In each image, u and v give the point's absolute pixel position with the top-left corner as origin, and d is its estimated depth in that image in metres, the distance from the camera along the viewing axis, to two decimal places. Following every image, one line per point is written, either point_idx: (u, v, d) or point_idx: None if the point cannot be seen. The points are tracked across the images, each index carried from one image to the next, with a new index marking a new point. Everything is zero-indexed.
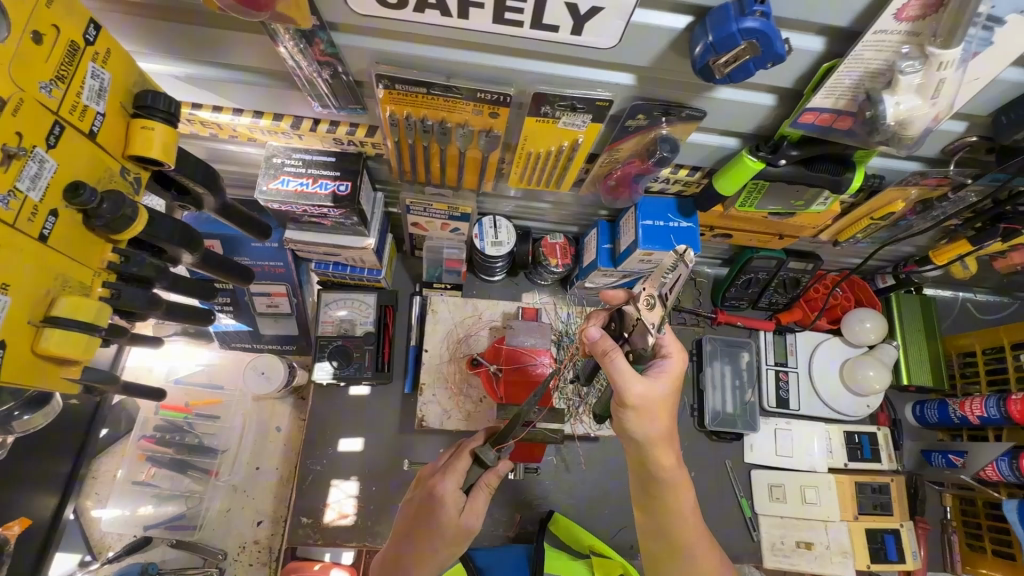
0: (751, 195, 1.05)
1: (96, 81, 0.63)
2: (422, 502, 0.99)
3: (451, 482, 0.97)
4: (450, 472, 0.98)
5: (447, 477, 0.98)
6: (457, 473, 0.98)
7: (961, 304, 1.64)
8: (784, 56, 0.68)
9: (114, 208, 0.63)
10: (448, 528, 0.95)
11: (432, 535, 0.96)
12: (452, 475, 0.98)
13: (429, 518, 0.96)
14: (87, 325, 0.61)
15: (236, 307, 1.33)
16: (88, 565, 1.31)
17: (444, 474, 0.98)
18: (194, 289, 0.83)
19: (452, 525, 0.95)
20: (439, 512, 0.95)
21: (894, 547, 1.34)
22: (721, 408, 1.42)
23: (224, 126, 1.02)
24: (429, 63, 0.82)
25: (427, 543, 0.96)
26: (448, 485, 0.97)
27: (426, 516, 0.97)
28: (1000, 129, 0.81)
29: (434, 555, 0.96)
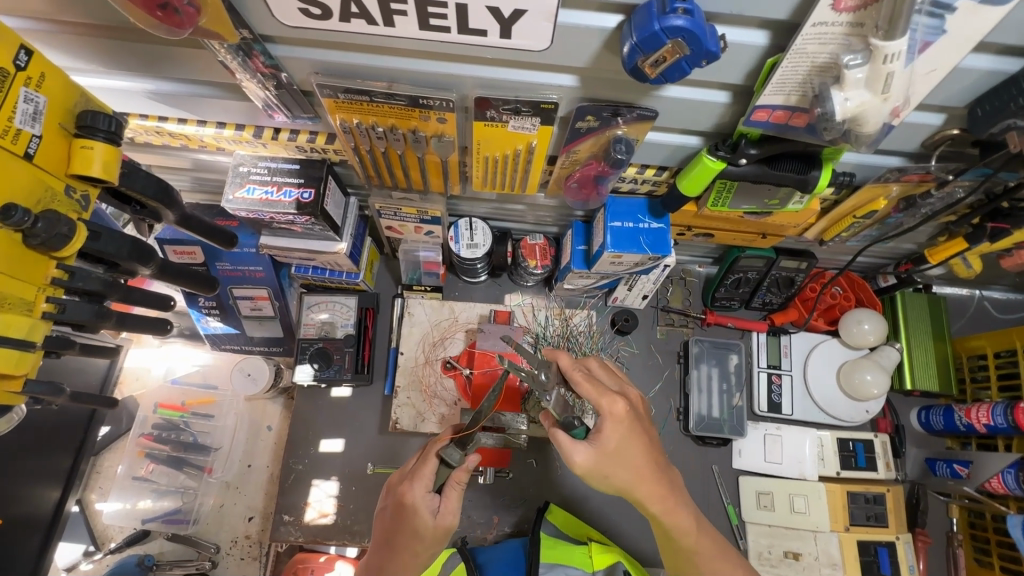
0: (720, 195, 0.99)
1: (29, 105, 0.67)
2: (394, 511, 0.93)
3: (420, 487, 0.92)
4: (418, 479, 0.92)
5: (415, 484, 0.92)
6: (424, 479, 0.93)
7: (977, 303, 1.53)
8: (717, 54, 0.64)
9: (48, 227, 0.67)
10: (426, 531, 0.90)
11: (411, 541, 0.91)
12: (420, 481, 0.92)
13: (405, 526, 0.91)
14: (20, 342, 0.67)
15: (222, 311, 1.37)
16: (93, 554, 1.39)
17: (411, 482, 0.92)
18: (147, 299, 0.89)
19: (427, 528, 0.90)
20: (413, 519, 0.90)
21: (889, 561, 1.27)
22: (707, 413, 1.38)
23: (191, 137, 1.05)
24: (369, 70, 0.82)
25: (407, 549, 0.91)
26: (417, 491, 0.91)
27: (403, 524, 0.91)
28: (976, 122, 0.75)
29: (417, 557, 0.92)
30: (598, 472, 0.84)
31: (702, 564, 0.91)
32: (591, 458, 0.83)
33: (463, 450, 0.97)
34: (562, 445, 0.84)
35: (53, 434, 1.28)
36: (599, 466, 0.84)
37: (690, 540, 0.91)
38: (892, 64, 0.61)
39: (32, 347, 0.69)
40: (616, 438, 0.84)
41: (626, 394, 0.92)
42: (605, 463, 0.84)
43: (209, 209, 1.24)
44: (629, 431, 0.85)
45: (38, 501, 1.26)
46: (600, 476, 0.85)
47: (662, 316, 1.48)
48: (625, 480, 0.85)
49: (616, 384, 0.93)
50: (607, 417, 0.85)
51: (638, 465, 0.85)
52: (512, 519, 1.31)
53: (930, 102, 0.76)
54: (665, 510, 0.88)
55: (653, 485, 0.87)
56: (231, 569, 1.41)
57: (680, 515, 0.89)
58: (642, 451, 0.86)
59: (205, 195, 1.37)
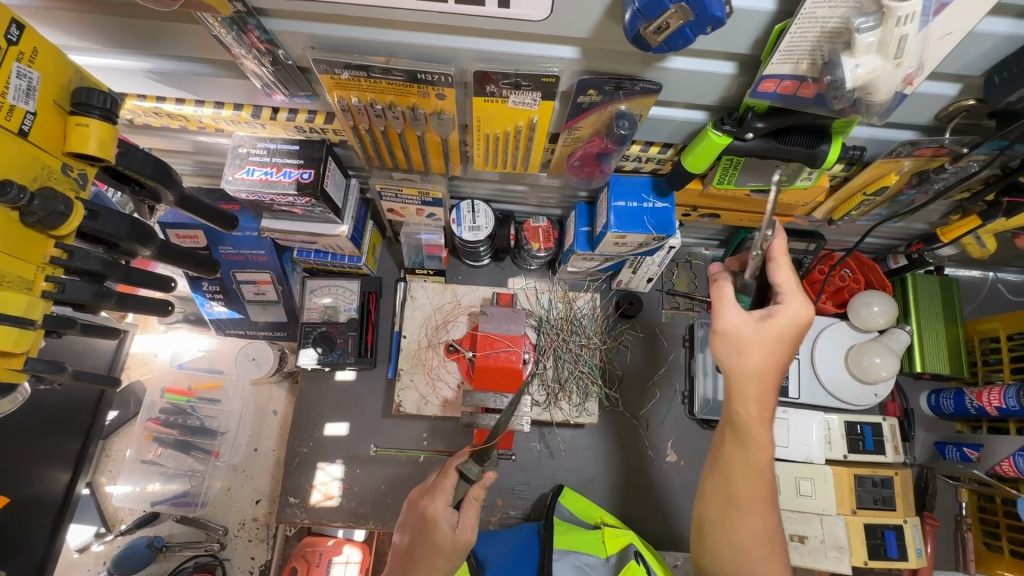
0: (726, 172, 0.97)
1: (23, 81, 0.66)
2: (414, 523, 0.94)
3: (442, 501, 0.93)
4: (439, 492, 0.94)
5: (436, 497, 0.93)
6: (446, 491, 0.94)
7: (990, 286, 1.50)
8: (722, 20, 0.62)
9: (45, 204, 0.66)
10: (445, 545, 0.90)
11: (432, 555, 0.90)
12: (442, 494, 0.93)
13: (425, 538, 0.91)
14: (18, 319, 0.67)
15: (226, 295, 1.37)
16: (104, 536, 1.41)
17: (433, 494, 0.93)
18: (148, 279, 0.89)
19: (449, 541, 0.90)
20: (433, 531, 0.90)
21: (895, 544, 1.26)
22: (711, 397, 1.34)
23: (190, 118, 1.04)
24: (366, 44, 0.80)
25: (427, 565, 0.90)
26: (439, 504, 0.92)
27: (423, 537, 0.91)
28: (993, 90, 0.72)
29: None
30: (732, 342, 0.80)
31: (743, 509, 0.79)
32: (759, 334, 0.79)
33: (483, 464, 0.96)
34: (720, 300, 0.82)
35: (61, 417, 1.29)
36: (739, 344, 0.79)
37: (756, 489, 0.79)
38: (905, 26, 0.59)
39: (31, 325, 0.68)
40: (784, 329, 0.78)
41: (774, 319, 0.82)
42: (744, 341, 0.79)
43: (211, 192, 1.24)
44: (781, 340, 0.79)
45: (48, 483, 1.27)
46: (728, 347, 0.80)
47: (667, 299, 1.46)
48: (739, 371, 0.79)
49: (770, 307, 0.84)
50: (788, 313, 0.78)
51: (758, 366, 0.78)
52: (516, 501, 1.31)
53: (943, 72, 0.73)
54: (755, 437, 0.79)
55: (757, 409, 0.79)
56: (239, 550, 1.43)
57: (764, 457, 0.80)
58: (765, 360, 0.78)
59: (206, 179, 1.36)
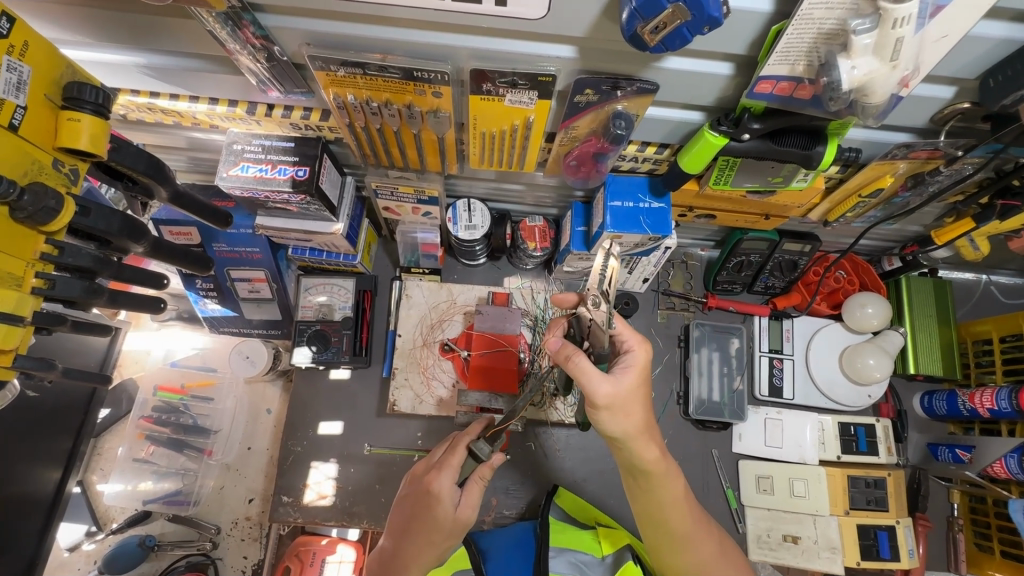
0: (722, 172, 0.97)
1: (12, 74, 0.65)
2: (418, 497, 0.93)
3: (448, 478, 0.91)
4: (446, 468, 0.92)
5: (442, 474, 0.91)
6: (453, 468, 0.92)
7: (983, 288, 1.51)
8: (719, 20, 0.62)
9: (34, 200, 0.65)
10: (445, 523, 0.90)
11: (431, 531, 0.90)
12: (448, 471, 0.91)
13: (428, 515, 0.90)
14: (7, 315, 0.66)
15: (220, 293, 1.36)
16: (95, 534, 1.40)
17: (439, 471, 0.91)
18: (141, 276, 0.89)
19: (450, 520, 0.90)
20: (436, 509, 0.89)
21: (888, 545, 1.27)
22: (706, 397, 1.37)
23: (184, 113, 1.03)
24: (361, 42, 0.80)
25: (425, 538, 0.91)
26: (444, 482, 0.90)
27: (423, 513, 0.91)
28: (988, 93, 0.73)
29: (433, 549, 0.92)
30: (613, 408, 0.83)
31: (683, 527, 0.93)
32: (615, 392, 0.82)
33: (492, 445, 0.95)
34: (588, 373, 0.81)
35: (52, 414, 1.28)
36: (617, 402, 0.82)
37: (674, 504, 0.92)
38: (902, 28, 0.59)
39: (21, 322, 0.68)
40: (634, 380, 0.84)
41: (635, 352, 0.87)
42: (619, 403, 0.83)
43: (205, 189, 1.23)
44: (640, 380, 0.85)
45: (38, 481, 1.26)
46: (611, 413, 0.83)
47: (663, 299, 1.47)
48: (625, 428, 0.84)
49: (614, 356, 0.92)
50: (634, 363, 0.85)
51: (636, 416, 0.84)
52: (511, 501, 1.31)
53: (939, 74, 0.73)
54: (657, 470, 0.89)
55: (647, 446, 0.87)
56: (232, 550, 1.42)
57: (668, 485, 0.91)
58: (640, 408, 0.85)
59: (200, 176, 1.35)
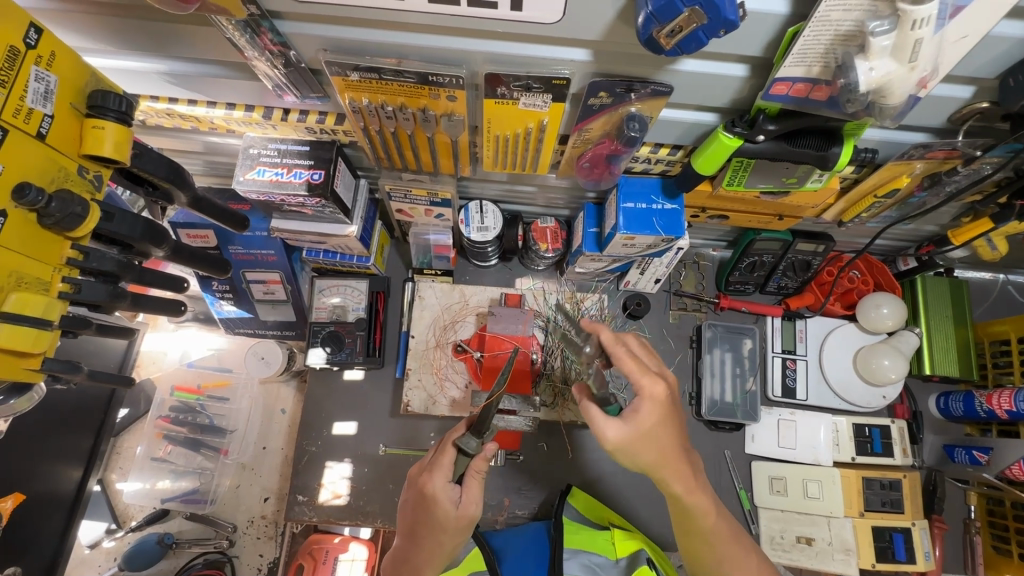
0: (736, 173, 0.97)
1: (40, 84, 0.67)
2: (416, 501, 0.93)
3: (441, 479, 0.91)
4: (437, 469, 0.91)
5: (434, 476, 0.91)
6: (444, 470, 0.92)
7: (1001, 288, 1.49)
8: (736, 23, 0.62)
9: (62, 206, 0.67)
10: (448, 523, 0.90)
11: (436, 532, 0.91)
12: (439, 472, 0.91)
13: (429, 517, 0.91)
14: (36, 320, 0.67)
15: (235, 295, 1.38)
16: (114, 532, 1.43)
17: (431, 473, 0.91)
18: (162, 279, 0.90)
19: (450, 520, 0.90)
20: (434, 510, 0.90)
21: (903, 547, 1.26)
22: (719, 398, 1.36)
23: (202, 119, 1.04)
24: (377, 47, 0.81)
25: (432, 540, 0.92)
26: (437, 483, 0.90)
27: (425, 516, 0.91)
28: (1007, 93, 0.72)
29: (442, 549, 0.92)
30: (628, 450, 0.78)
31: (715, 544, 0.89)
32: (629, 435, 0.77)
33: (481, 437, 0.93)
34: (594, 418, 0.78)
35: (72, 414, 1.30)
36: (633, 443, 0.77)
37: (707, 521, 0.86)
38: (920, 30, 0.59)
39: (49, 327, 0.69)
40: (653, 417, 0.77)
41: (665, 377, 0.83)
42: (634, 445, 0.78)
43: (221, 192, 1.24)
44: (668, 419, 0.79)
45: (60, 480, 1.28)
46: (626, 454, 0.78)
47: (675, 299, 1.46)
48: (645, 466, 0.80)
49: (653, 364, 0.85)
50: (645, 396, 0.78)
51: (658, 456, 0.79)
52: (523, 502, 1.32)
53: (957, 74, 0.73)
54: (690, 500, 0.84)
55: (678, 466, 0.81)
56: (248, 547, 1.44)
57: (705, 514, 0.85)
58: (667, 445, 0.79)
59: (215, 179, 1.37)
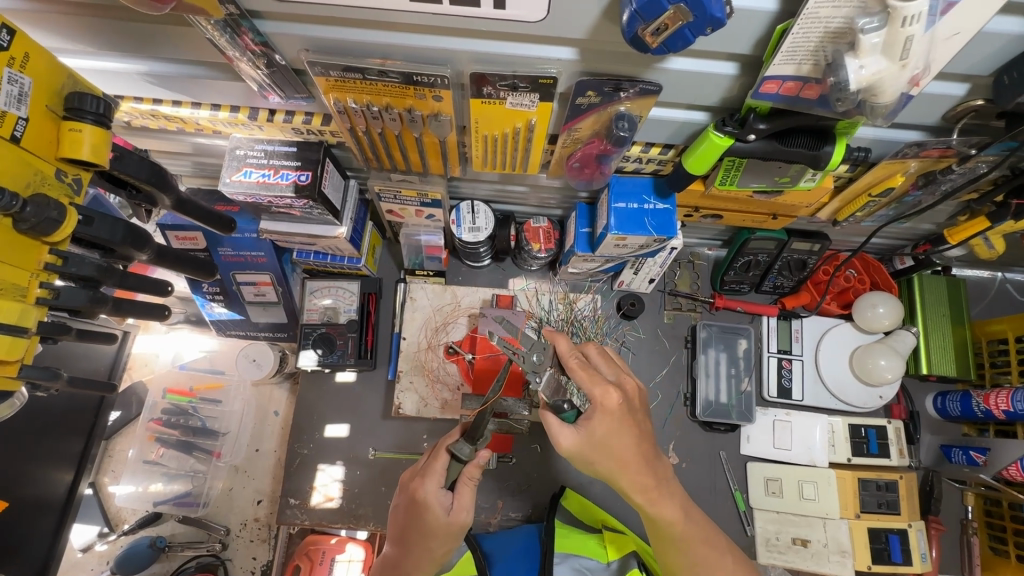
0: (728, 173, 0.95)
1: (13, 86, 0.66)
2: (407, 506, 0.93)
3: (433, 484, 0.91)
4: (430, 475, 0.91)
5: (427, 481, 0.91)
6: (437, 474, 0.91)
7: (999, 286, 1.47)
8: (723, 21, 0.60)
9: (36, 211, 0.66)
10: (439, 529, 0.89)
11: (426, 538, 0.90)
12: (432, 477, 0.91)
13: (420, 522, 0.90)
14: (11, 327, 0.66)
15: (226, 297, 1.37)
16: (107, 535, 1.42)
17: (423, 478, 0.91)
18: (146, 282, 0.89)
19: (442, 525, 0.89)
20: (426, 515, 0.89)
21: (900, 548, 1.25)
22: (714, 398, 1.35)
23: (187, 119, 1.03)
24: (360, 46, 0.79)
25: (422, 546, 0.90)
26: (429, 488, 0.90)
27: (416, 521, 0.91)
28: (1002, 90, 0.71)
29: (432, 556, 0.91)
30: (585, 454, 0.82)
31: (692, 555, 0.88)
32: (581, 442, 0.81)
33: (476, 444, 0.93)
34: (550, 426, 0.82)
35: (63, 418, 1.30)
36: (586, 451, 0.81)
37: (675, 530, 0.87)
38: (912, 27, 0.58)
39: (25, 333, 0.68)
40: (605, 426, 0.81)
41: (622, 384, 0.87)
42: (590, 450, 0.82)
43: (209, 194, 1.23)
44: (622, 427, 0.82)
45: (51, 484, 1.28)
46: (583, 458, 0.83)
47: (670, 299, 1.45)
48: (605, 470, 0.83)
49: (612, 373, 0.88)
50: (598, 406, 0.82)
51: (615, 461, 0.82)
52: (516, 504, 1.31)
53: (951, 71, 0.72)
54: (653, 504, 0.85)
55: (638, 476, 0.83)
56: (241, 550, 1.43)
57: (670, 515, 0.86)
58: (625, 451, 0.82)
59: (204, 180, 1.36)
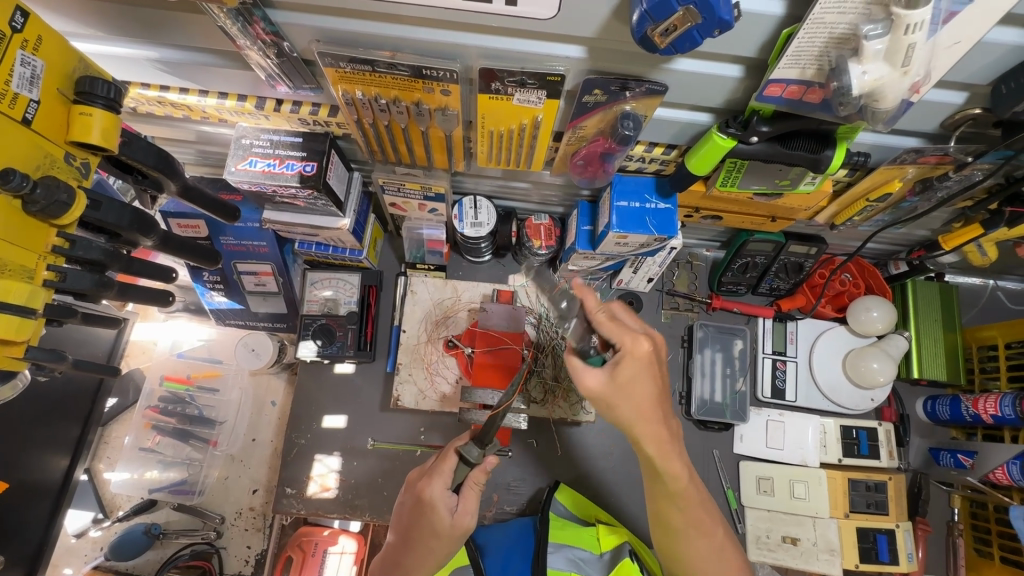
0: (730, 174, 0.97)
1: (27, 69, 0.66)
2: (412, 505, 0.93)
3: (440, 485, 0.92)
4: (437, 475, 0.92)
5: (434, 481, 0.92)
6: (443, 476, 0.93)
7: (990, 293, 1.50)
8: (730, 24, 0.61)
9: (46, 194, 0.66)
10: (441, 531, 0.90)
11: (428, 538, 0.91)
12: (439, 478, 0.92)
13: (423, 522, 0.91)
14: (20, 308, 0.67)
15: (226, 286, 1.37)
16: (102, 521, 1.42)
17: (430, 478, 0.92)
18: (153, 269, 0.91)
19: (447, 527, 0.90)
20: (430, 516, 0.90)
21: (887, 548, 1.27)
22: (709, 397, 1.37)
23: (194, 107, 1.03)
24: (372, 38, 0.80)
25: (423, 545, 0.92)
26: (436, 488, 0.91)
27: (419, 521, 0.92)
28: (999, 99, 0.72)
29: (431, 556, 0.92)
30: (606, 398, 0.81)
31: (687, 516, 0.89)
32: (607, 387, 0.81)
33: (483, 448, 0.94)
34: (574, 367, 0.83)
35: (61, 402, 1.30)
36: (609, 394, 0.81)
37: (679, 487, 0.86)
38: (914, 35, 0.59)
39: (33, 314, 0.68)
40: (630, 370, 0.80)
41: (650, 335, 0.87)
42: (613, 394, 0.81)
43: (213, 182, 1.23)
44: (646, 373, 0.81)
45: (47, 468, 1.28)
46: (605, 404, 0.82)
47: (667, 299, 1.47)
48: (624, 418, 0.82)
49: (639, 325, 0.88)
50: (626, 356, 0.81)
51: (637, 407, 0.81)
52: (512, 498, 1.32)
53: (951, 79, 0.73)
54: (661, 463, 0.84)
55: (653, 426, 0.82)
56: (235, 539, 1.44)
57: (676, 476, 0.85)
58: (647, 398, 0.81)
59: (208, 169, 1.36)
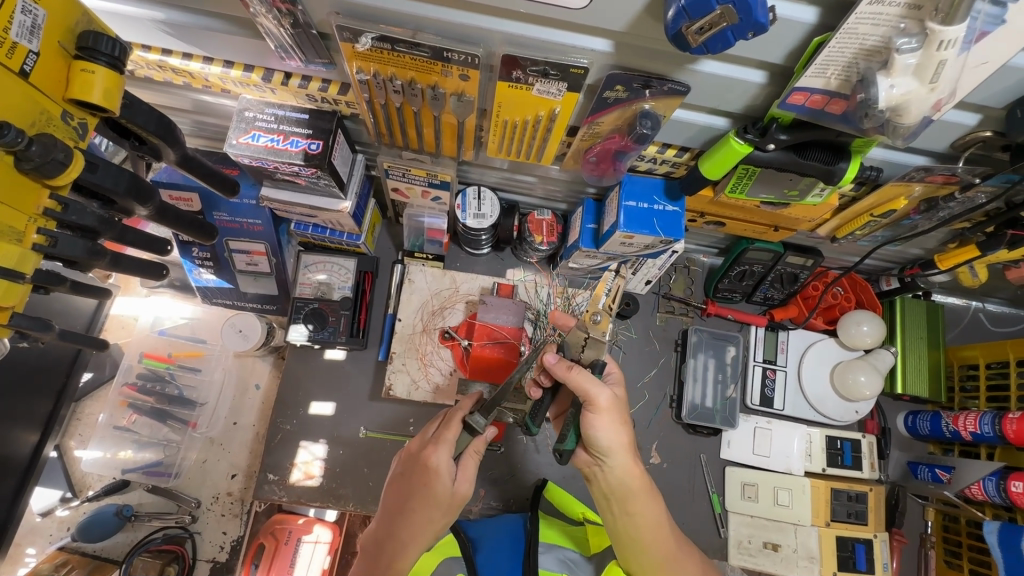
0: (740, 181, 0.97)
1: (28, 17, 0.62)
2: (412, 475, 0.91)
3: (446, 452, 0.90)
4: (443, 442, 0.91)
5: (440, 448, 0.90)
6: (449, 444, 0.91)
7: (972, 314, 1.54)
8: (765, 27, 0.61)
9: (43, 151, 0.62)
10: (443, 498, 0.89)
11: (428, 507, 0.89)
12: (446, 446, 0.90)
13: (425, 490, 0.89)
14: (8, 271, 0.63)
15: (216, 263, 1.33)
16: (69, 501, 1.37)
17: (436, 445, 0.90)
18: (144, 241, 0.86)
19: (448, 494, 0.89)
20: (434, 482, 0.89)
21: (865, 557, 1.30)
22: (700, 402, 1.38)
23: (196, 75, 0.99)
24: (396, 15, 0.78)
25: (422, 516, 0.89)
26: (442, 456, 0.90)
27: (421, 487, 0.89)
28: (1014, 123, 0.74)
29: (430, 528, 0.89)
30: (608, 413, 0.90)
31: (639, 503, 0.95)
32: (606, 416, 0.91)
33: (488, 417, 0.95)
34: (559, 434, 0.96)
35: (33, 374, 1.24)
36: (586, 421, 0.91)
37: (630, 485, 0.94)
38: (947, 51, 0.60)
39: (21, 279, 0.65)
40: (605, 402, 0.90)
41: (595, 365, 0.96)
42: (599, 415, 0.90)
43: (210, 155, 1.19)
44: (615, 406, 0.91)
45: (15, 443, 1.22)
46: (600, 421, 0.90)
47: (662, 303, 1.47)
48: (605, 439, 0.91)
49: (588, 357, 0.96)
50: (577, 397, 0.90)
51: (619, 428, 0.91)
52: (498, 493, 1.32)
53: (967, 101, 0.74)
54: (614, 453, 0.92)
55: (611, 436, 0.91)
56: (211, 525, 1.40)
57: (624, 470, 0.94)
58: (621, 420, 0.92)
59: (204, 141, 1.31)
